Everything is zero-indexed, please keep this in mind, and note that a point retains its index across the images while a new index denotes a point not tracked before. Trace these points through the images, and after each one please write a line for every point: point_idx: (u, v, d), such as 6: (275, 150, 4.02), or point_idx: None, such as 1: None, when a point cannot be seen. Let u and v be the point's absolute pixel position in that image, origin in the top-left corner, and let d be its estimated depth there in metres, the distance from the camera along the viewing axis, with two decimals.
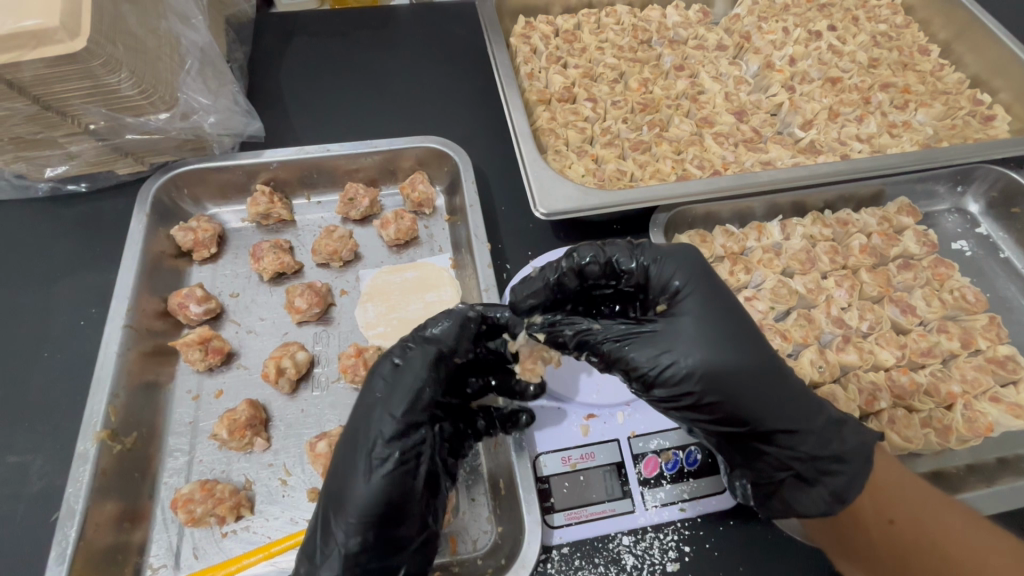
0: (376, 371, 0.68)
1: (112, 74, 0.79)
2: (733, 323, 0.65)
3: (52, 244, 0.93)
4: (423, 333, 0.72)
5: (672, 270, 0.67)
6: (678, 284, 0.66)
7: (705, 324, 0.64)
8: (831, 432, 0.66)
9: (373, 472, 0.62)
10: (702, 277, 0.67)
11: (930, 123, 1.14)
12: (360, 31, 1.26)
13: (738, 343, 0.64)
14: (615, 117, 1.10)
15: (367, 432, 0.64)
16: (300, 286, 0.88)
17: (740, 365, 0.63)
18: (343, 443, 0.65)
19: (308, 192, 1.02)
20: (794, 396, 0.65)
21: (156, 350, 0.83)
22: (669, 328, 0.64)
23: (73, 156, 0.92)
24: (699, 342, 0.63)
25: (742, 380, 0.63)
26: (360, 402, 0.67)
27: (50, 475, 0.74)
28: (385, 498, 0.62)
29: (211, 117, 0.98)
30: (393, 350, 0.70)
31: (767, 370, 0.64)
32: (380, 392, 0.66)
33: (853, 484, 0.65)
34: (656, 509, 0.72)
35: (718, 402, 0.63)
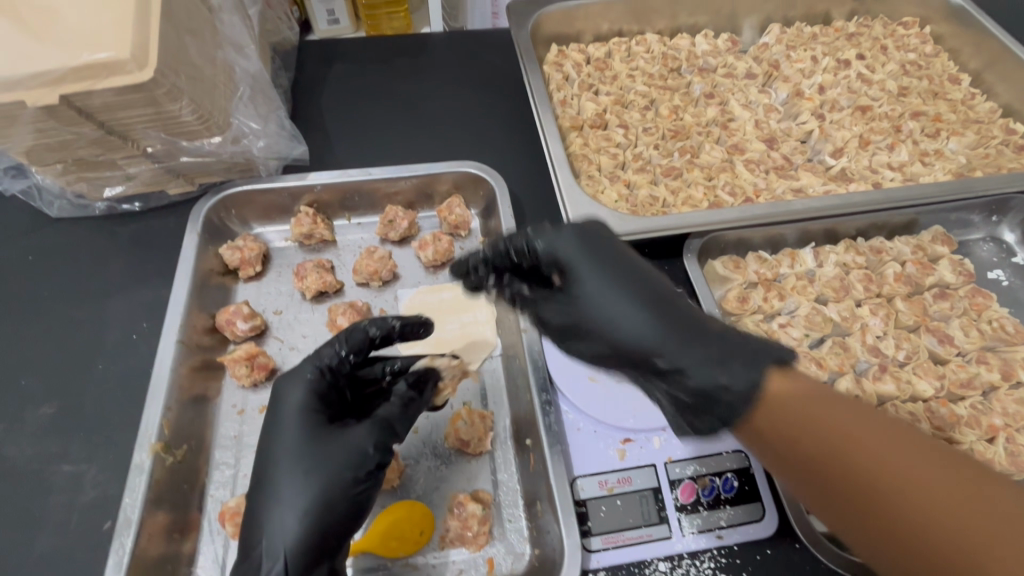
0: (291, 397, 0.71)
1: (174, 101, 0.84)
2: (624, 282, 0.66)
3: (107, 260, 0.98)
4: (339, 349, 0.74)
5: (559, 242, 0.69)
6: (564, 253, 0.68)
7: (605, 282, 0.66)
8: (732, 374, 0.59)
9: (322, 495, 0.66)
10: (587, 234, 0.69)
11: (963, 152, 1.14)
12: (398, 57, 1.30)
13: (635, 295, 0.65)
14: (647, 144, 1.13)
15: (304, 457, 0.67)
16: (342, 305, 0.91)
17: (631, 317, 0.64)
18: (276, 472, 0.67)
19: (349, 214, 1.06)
20: (695, 336, 0.62)
21: (203, 365, 0.86)
22: (575, 298, 0.68)
23: (130, 177, 0.97)
24: (594, 299, 0.66)
25: (635, 330, 0.64)
26: (282, 429, 0.69)
27: (103, 484, 0.77)
28: (335, 514, 0.66)
29: (260, 141, 1.03)
30: (306, 370, 0.72)
31: (665, 317, 0.64)
32: (303, 417, 0.69)
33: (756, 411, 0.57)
34: (693, 535, 0.73)
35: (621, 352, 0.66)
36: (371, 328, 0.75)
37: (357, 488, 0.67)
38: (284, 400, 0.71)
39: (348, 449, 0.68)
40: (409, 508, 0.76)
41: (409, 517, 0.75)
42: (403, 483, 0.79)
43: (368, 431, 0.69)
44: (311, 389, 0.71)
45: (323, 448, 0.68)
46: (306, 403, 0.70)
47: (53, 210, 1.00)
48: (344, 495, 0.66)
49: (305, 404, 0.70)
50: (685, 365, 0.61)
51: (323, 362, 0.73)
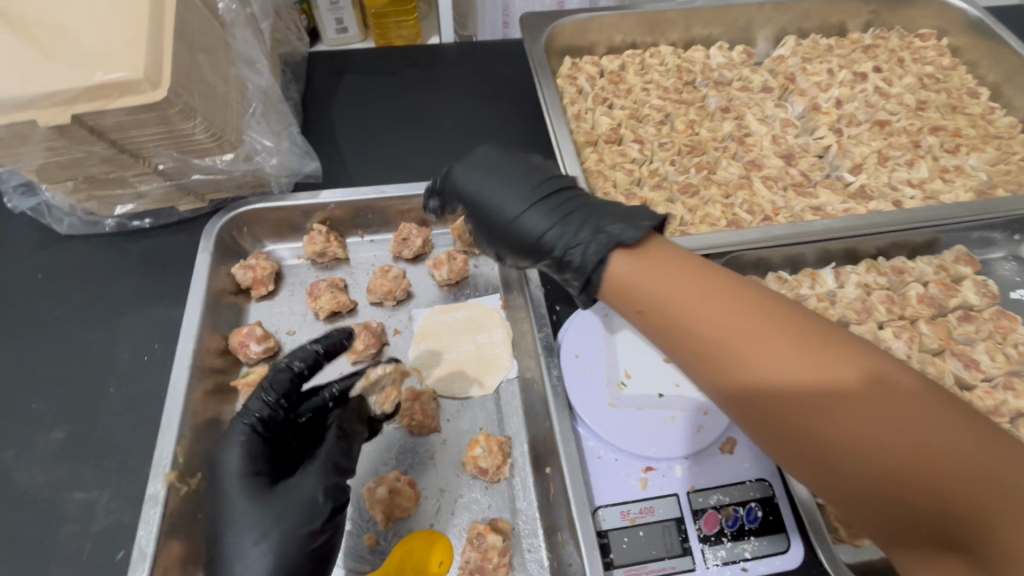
0: (228, 464, 0.67)
1: (186, 120, 0.83)
2: (512, 189, 0.76)
3: (118, 278, 0.96)
4: (265, 396, 0.72)
5: (468, 177, 0.78)
6: (474, 193, 0.77)
7: (499, 187, 0.76)
8: (599, 240, 0.65)
9: (284, 557, 0.64)
10: (495, 163, 0.79)
11: (983, 168, 1.13)
12: (409, 69, 1.29)
13: (534, 204, 0.74)
14: (662, 159, 1.11)
15: (255, 523, 0.64)
16: (357, 326, 0.90)
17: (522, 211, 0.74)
18: (230, 543, 0.64)
19: (362, 231, 1.05)
20: (578, 219, 0.69)
21: (216, 388, 0.85)
22: (474, 175, 0.78)
23: (142, 194, 0.96)
24: (503, 211, 0.75)
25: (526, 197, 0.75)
26: (227, 497, 0.66)
27: (115, 512, 0.76)
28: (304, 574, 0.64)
29: (273, 158, 1.01)
30: (237, 429, 0.69)
31: (564, 217, 0.71)
32: (247, 482, 0.67)
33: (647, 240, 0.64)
34: (717, 567, 0.71)
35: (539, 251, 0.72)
36: (296, 361, 0.74)
37: (319, 542, 0.66)
38: (220, 467, 0.68)
39: (300, 504, 0.66)
40: (427, 539, 0.75)
41: (428, 548, 0.74)
42: (420, 512, 0.78)
43: (319, 479, 0.68)
44: (245, 451, 0.68)
45: (270, 510, 0.65)
46: (247, 467, 0.67)
47: (62, 227, 0.99)
48: (306, 552, 0.65)
49: (242, 468, 0.67)
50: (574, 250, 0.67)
51: (253, 414, 0.71)
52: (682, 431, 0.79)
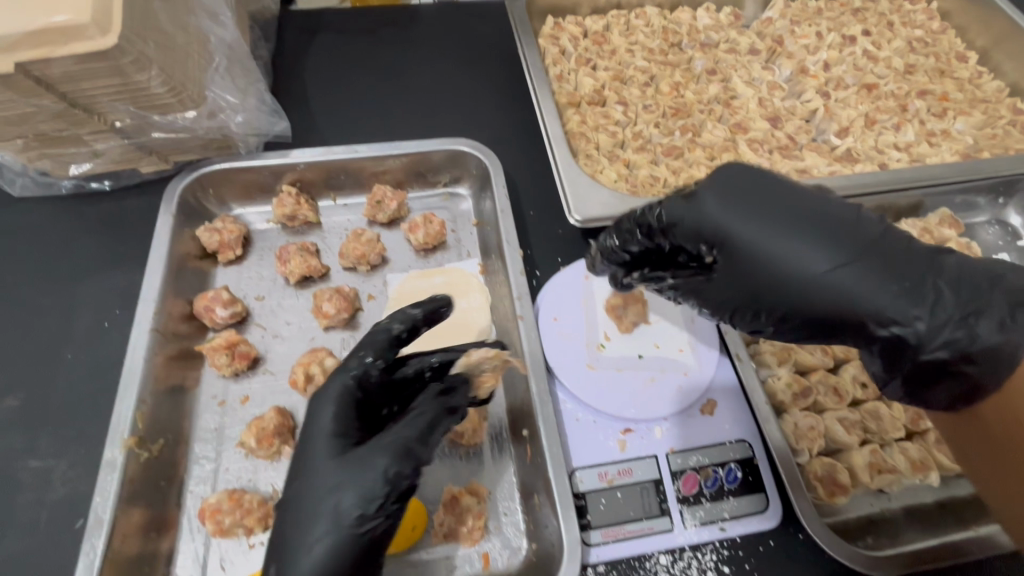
0: (315, 416, 0.65)
1: (142, 72, 0.77)
2: (795, 232, 0.60)
3: (75, 242, 0.92)
4: (365, 355, 0.68)
5: (707, 199, 0.64)
6: (720, 226, 0.63)
7: (757, 230, 0.61)
8: (921, 316, 0.56)
9: (333, 533, 0.59)
10: (739, 205, 0.63)
11: (970, 132, 1.11)
12: (386, 27, 1.21)
13: (803, 252, 0.59)
14: (647, 122, 1.08)
15: (324, 487, 0.61)
16: (328, 290, 0.87)
17: (838, 272, 0.58)
18: (294, 500, 0.61)
19: (334, 194, 1.00)
20: (896, 283, 0.57)
21: (180, 353, 0.81)
22: (686, 207, 0.65)
23: (98, 153, 0.90)
24: (766, 250, 0.60)
25: (825, 265, 0.59)
26: (304, 451, 0.64)
27: (74, 480, 0.73)
28: (345, 557, 0.59)
29: (238, 116, 0.95)
30: (335, 386, 0.66)
31: (859, 269, 0.58)
32: (328, 441, 0.63)
33: (993, 374, 0.54)
34: (695, 528, 0.70)
35: (756, 299, 0.62)
36: (395, 324, 0.69)
37: (370, 529, 0.60)
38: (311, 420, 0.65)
39: (367, 480, 0.60)
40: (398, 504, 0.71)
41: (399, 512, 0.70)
42: None
43: (391, 458, 0.61)
44: (335, 409, 0.65)
45: (335, 481, 0.61)
46: (331, 425, 0.64)
47: (16, 189, 0.93)
48: (354, 534, 0.59)
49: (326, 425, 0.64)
50: (938, 337, 0.55)
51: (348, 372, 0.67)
52: (662, 391, 0.78)
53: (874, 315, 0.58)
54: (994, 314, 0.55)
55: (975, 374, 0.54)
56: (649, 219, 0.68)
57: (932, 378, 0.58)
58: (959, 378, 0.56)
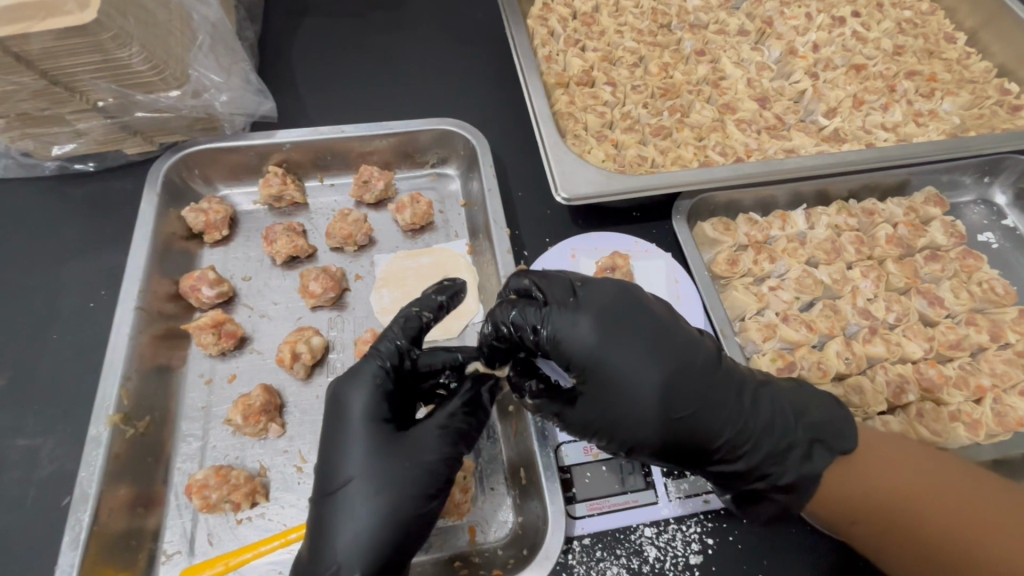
0: (352, 405, 0.64)
1: (122, 48, 0.75)
2: (661, 367, 0.62)
3: (61, 223, 0.91)
4: (397, 339, 0.67)
5: (584, 332, 0.62)
6: (585, 354, 0.62)
7: (630, 362, 0.62)
8: (762, 466, 0.63)
9: (398, 513, 0.60)
10: (612, 336, 0.63)
11: (957, 113, 1.12)
12: (373, 10, 1.20)
13: (672, 394, 0.61)
14: (635, 102, 1.08)
15: (382, 472, 0.61)
16: (315, 270, 0.86)
17: (691, 416, 0.62)
18: (346, 486, 0.61)
19: (321, 174, 1.00)
20: (744, 432, 0.63)
21: (167, 333, 0.81)
22: (566, 324, 0.63)
23: (81, 133, 0.88)
24: (629, 391, 0.62)
25: (686, 414, 0.62)
26: (347, 439, 0.63)
27: (60, 459, 0.73)
28: (410, 534, 0.61)
29: (223, 95, 0.93)
30: (370, 371, 0.65)
31: (701, 412, 0.62)
32: (376, 427, 0.63)
33: (805, 493, 0.62)
34: (680, 500, 0.71)
35: (615, 429, 0.63)
36: (424, 313, 0.70)
37: (432, 508, 0.62)
38: (346, 406, 0.64)
39: (428, 463, 0.63)
40: None
41: None
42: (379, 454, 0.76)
43: (446, 443, 0.64)
44: (372, 395, 0.64)
45: (389, 466, 0.61)
46: (372, 413, 0.64)
47: None
48: (419, 513, 0.61)
49: (367, 412, 0.64)
50: (761, 468, 0.63)
51: (378, 356, 0.66)
52: None
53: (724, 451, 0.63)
54: (795, 450, 0.63)
55: (783, 494, 0.63)
56: (526, 330, 0.64)
57: (747, 489, 0.66)
58: (775, 502, 0.65)
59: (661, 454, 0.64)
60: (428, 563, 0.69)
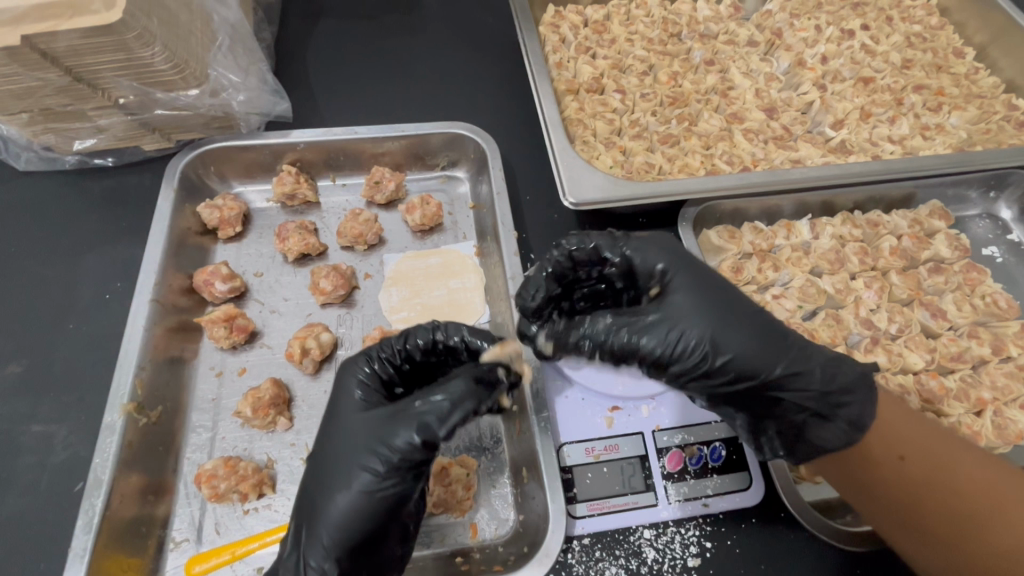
0: (344, 388, 0.67)
1: (146, 47, 0.77)
2: (727, 291, 0.67)
3: (78, 217, 0.93)
4: (396, 340, 0.72)
5: (656, 256, 0.68)
6: (663, 266, 0.67)
7: (703, 281, 0.66)
8: (838, 380, 0.64)
9: (352, 493, 0.61)
10: (678, 257, 0.68)
11: (964, 127, 1.13)
12: (387, 14, 1.21)
13: (744, 312, 0.65)
14: (644, 110, 1.09)
15: (341, 449, 0.63)
16: (326, 268, 0.88)
17: (765, 331, 0.64)
18: (322, 465, 0.63)
19: (334, 174, 1.02)
20: (813, 353, 0.65)
21: (180, 326, 0.83)
22: (639, 246, 0.69)
23: (102, 129, 0.90)
24: (708, 302, 0.64)
25: (761, 328, 0.64)
26: (332, 418, 0.66)
27: (74, 446, 0.74)
28: (368, 518, 0.60)
29: (241, 95, 0.95)
30: (360, 358, 0.69)
31: (767, 328, 0.65)
32: (356, 408, 0.65)
33: (867, 406, 0.64)
34: (679, 503, 0.72)
35: (708, 326, 0.62)
36: (418, 334, 0.72)
37: (383, 492, 0.61)
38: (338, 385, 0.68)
39: (387, 443, 0.61)
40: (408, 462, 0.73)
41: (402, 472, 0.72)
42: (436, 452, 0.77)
43: (409, 422, 0.62)
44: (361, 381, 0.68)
45: (352, 442, 0.63)
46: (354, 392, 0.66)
47: (20, 163, 0.94)
48: (375, 496, 0.61)
49: (351, 391, 0.66)
50: (838, 386, 0.64)
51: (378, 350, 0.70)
52: None
53: (804, 371, 0.63)
54: (846, 364, 0.66)
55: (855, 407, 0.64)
56: (607, 247, 0.71)
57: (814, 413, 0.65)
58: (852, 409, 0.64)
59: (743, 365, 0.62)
60: (430, 558, 0.71)
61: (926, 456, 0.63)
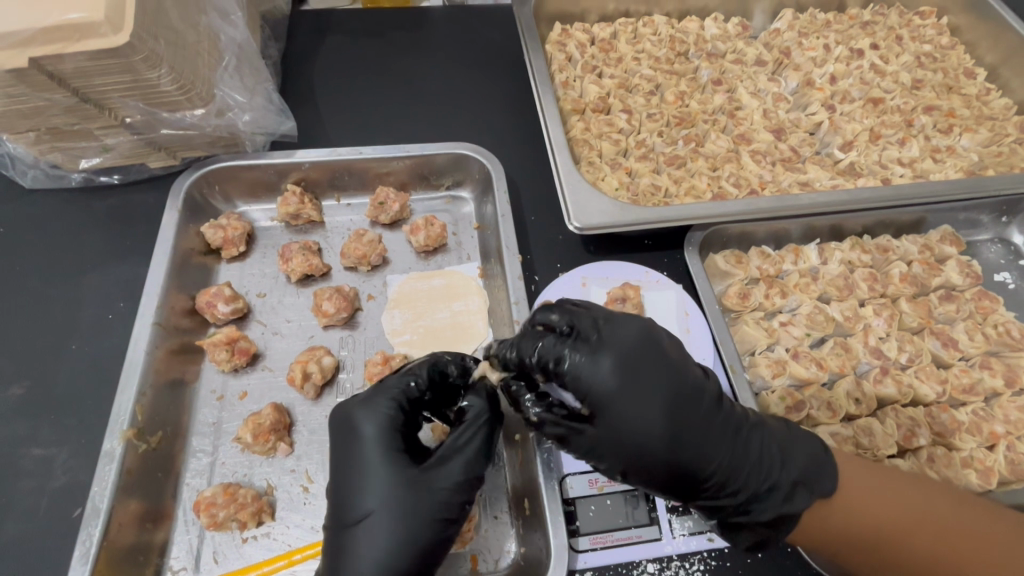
0: (370, 434, 0.64)
1: (152, 69, 0.77)
2: (671, 420, 0.61)
3: (83, 235, 0.93)
4: (416, 378, 0.69)
5: (600, 374, 0.62)
6: (601, 388, 0.61)
7: (640, 413, 0.61)
8: (779, 496, 0.63)
9: (412, 540, 0.60)
10: (626, 383, 0.61)
11: (975, 149, 1.11)
12: (394, 31, 1.21)
13: (679, 446, 0.61)
14: (650, 130, 1.08)
15: (391, 499, 0.61)
16: (328, 289, 0.87)
17: (694, 462, 0.62)
18: (365, 516, 0.61)
19: (338, 194, 1.02)
20: (757, 475, 0.63)
21: (182, 348, 0.83)
22: (586, 360, 0.62)
23: (108, 148, 0.90)
24: (636, 435, 0.61)
25: (689, 459, 0.62)
26: (362, 468, 0.63)
27: (74, 470, 0.74)
28: (430, 558, 0.61)
29: (246, 114, 0.95)
30: (383, 402, 0.66)
31: (702, 457, 0.62)
32: (392, 456, 0.63)
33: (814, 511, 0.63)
34: (683, 537, 0.71)
35: (635, 456, 0.61)
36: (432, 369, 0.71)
37: (447, 529, 0.62)
38: (361, 432, 0.65)
39: (446, 485, 0.63)
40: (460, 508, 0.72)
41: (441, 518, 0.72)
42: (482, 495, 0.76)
43: (461, 462, 0.65)
44: (387, 426, 0.65)
45: (405, 491, 0.62)
46: (387, 440, 0.64)
47: (27, 180, 0.94)
48: (434, 537, 0.61)
49: (383, 440, 0.64)
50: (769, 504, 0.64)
51: (402, 389, 0.68)
52: None
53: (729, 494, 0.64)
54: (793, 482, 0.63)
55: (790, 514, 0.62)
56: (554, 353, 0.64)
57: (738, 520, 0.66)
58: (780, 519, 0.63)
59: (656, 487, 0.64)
60: None
61: (873, 505, 0.61)
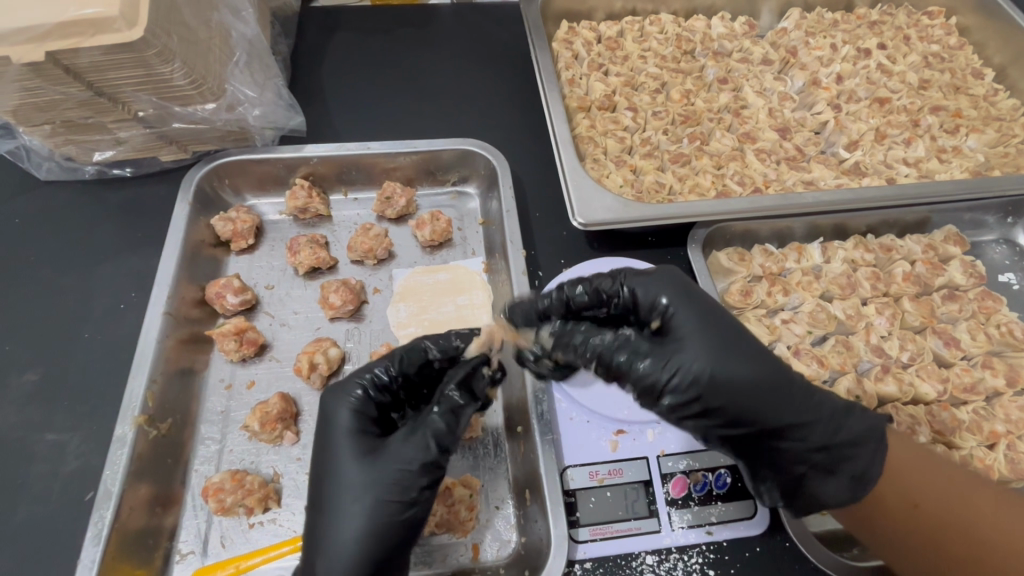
0: (338, 419, 0.66)
1: (165, 64, 0.78)
2: (737, 330, 0.64)
3: (97, 226, 0.95)
4: (390, 365, 0.70)
5: (661, 293, 0.65)
6: (668, 302, 0.65)
7: (712, 323, 0.63)
8: (843, 426, 0.65)
9: (371, 524, 0.62)
10: (685, 297, 0.65)
11: (981, 150, 1.11)
12: (402, 28, 1.22)
13: (753, 356, 0.63)
14: (655, 128, 1.09)
15: (351, 483, 0.63)
16: (335, 282, 0.89)
17: (770, 375, 0.63)
18: (328, 500, 0.63)
19: (345, 188, 1.03)
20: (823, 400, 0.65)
21: (192, 337, 0.84)
22: (644, 282, 0.66)
23: (121, 141, 0.92)
24: (718, 343, 0.62)
25: (765, 371, 0.63)
26: (330, 451, 0.65)
27: (87, 455, 0.76)
28: (390, 542, 0.62)
29: (256, 109, 0.97)
30: (352, 387, 0.68)
31: (776, 373, 0.63)
32: (354, 440, 0.65)
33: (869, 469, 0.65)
34: (682, 530, 0.72)
35: (732, 366, 0.61)
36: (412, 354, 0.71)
37: (405, 514, 0.63)
38: (332, 417, 0.67)
39: (403, 470, 0.63)
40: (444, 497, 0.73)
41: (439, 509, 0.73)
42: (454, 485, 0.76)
43: (417, 445, 0.63)
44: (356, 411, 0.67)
45: (362, 476, 0.63)
46: (352, 425, 0.66)
47: (41, 172, 0.96)
48: (392, 521, 0.62)
49: (350, 424, 0.66)
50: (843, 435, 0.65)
51: (371, 376, 0.69)
52: None
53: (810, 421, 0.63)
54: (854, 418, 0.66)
55: (853, 469, 0.65)
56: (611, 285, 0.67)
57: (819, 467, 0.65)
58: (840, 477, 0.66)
59: (749, 410, 0.62)
60: None
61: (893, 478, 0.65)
